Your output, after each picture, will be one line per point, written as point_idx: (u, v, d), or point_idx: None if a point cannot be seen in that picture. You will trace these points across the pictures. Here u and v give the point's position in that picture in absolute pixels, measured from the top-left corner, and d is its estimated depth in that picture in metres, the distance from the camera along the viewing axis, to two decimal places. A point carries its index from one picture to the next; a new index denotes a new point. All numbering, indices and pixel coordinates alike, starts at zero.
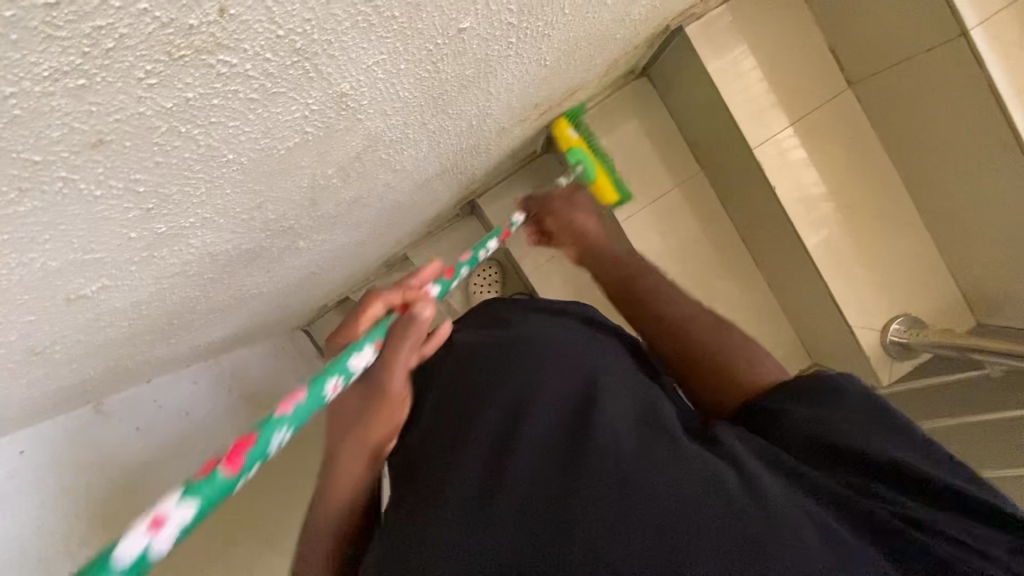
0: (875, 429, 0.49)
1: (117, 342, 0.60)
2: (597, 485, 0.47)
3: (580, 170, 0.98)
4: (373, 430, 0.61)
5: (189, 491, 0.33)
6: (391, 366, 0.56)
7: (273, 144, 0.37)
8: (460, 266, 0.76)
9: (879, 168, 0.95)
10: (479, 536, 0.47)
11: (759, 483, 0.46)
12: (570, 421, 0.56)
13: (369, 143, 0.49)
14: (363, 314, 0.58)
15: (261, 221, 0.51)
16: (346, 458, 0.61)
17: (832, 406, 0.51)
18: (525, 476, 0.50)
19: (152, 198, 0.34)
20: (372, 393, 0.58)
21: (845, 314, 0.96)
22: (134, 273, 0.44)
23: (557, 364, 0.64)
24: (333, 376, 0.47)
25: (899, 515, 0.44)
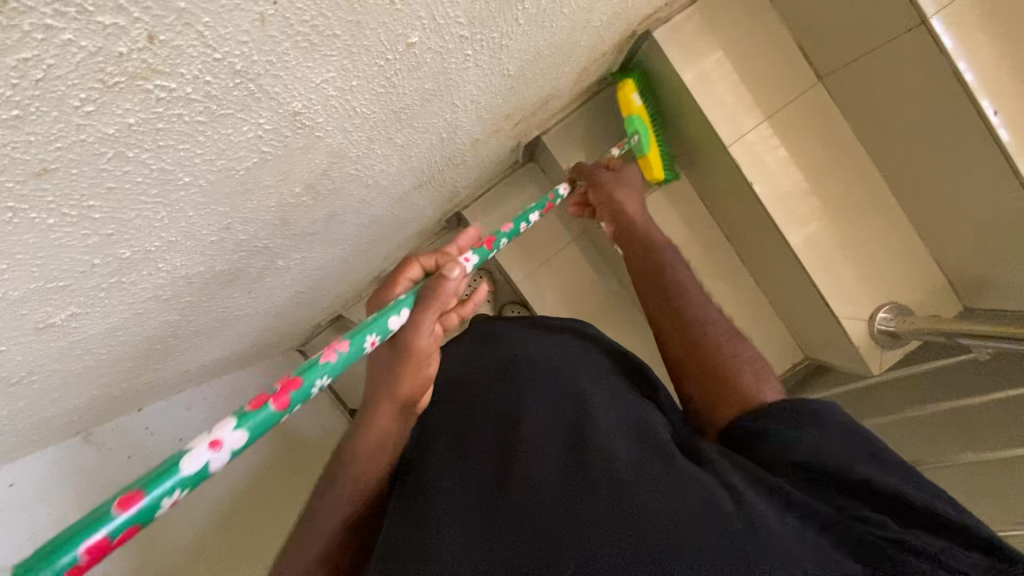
0: (874, 460, 0.47)
1: (100, 368, 0.60)
2: (592, 501, 0.47)
3: (636, 142, 1.01)
4: (410, 381, 0.60)
5: (160, 482, 0.35)
6: (422, 327, 0.55)
7: (230, 165, 0.38)
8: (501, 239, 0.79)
9: (855, 159, 0.95)
10: (474, 552, 0.48)
11: (751, 500, 0.45)
12: (564, 437, 0.56)
13: (334, 159, 0.50)
14: (401, 276, 0.64)
15: (233, 242, 0.52)
16: (381, 408, 0.61)
17: (821, 430, 0.49)
18: (522, 486, 0.51)
19: (110, 224, 0.35)
20: (400, 354, 0.57)
21: (831, 306, 0.96)
22: (104, 299, 0.45)
23: (552, 382, 0.64)
24: (370, 333, 0.52)
25: (885, 538, 0.43)
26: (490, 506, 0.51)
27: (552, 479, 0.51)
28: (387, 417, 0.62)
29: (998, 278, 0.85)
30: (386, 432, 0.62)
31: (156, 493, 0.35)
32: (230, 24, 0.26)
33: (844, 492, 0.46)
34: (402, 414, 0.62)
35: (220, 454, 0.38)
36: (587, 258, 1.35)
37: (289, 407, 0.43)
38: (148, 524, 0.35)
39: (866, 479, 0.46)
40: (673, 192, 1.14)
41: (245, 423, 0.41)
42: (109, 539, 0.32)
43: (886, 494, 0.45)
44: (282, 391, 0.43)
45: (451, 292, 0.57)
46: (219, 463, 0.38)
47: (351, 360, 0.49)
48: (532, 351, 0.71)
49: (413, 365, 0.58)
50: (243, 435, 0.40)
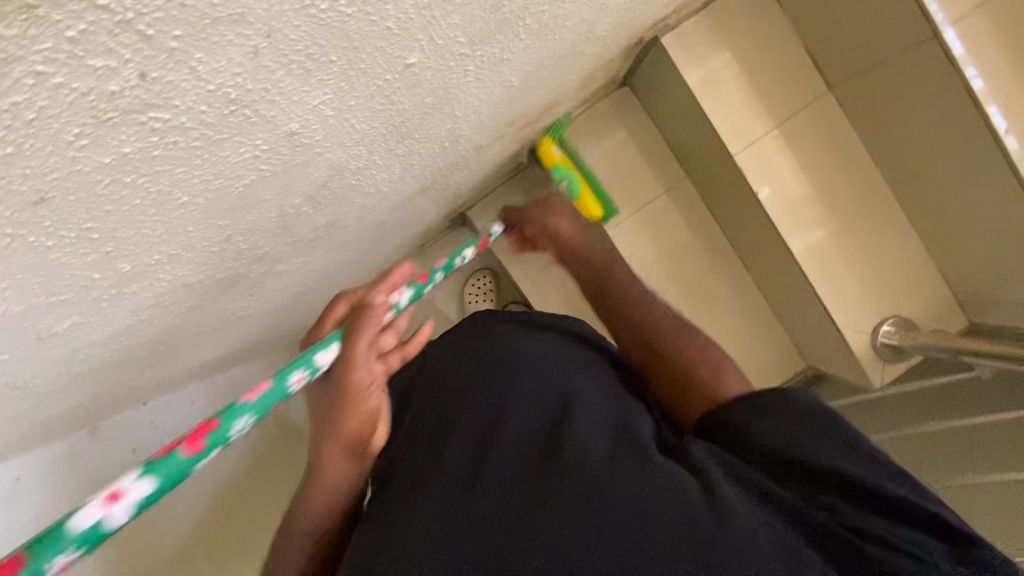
0: (855, 453, 0.46)
1: (105, 368, 0.61)
2: (564, 498, 0.46)
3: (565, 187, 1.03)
4: (353, 418, 0.58)
5: (51, 547, 0.33)
6: (357, 363, 0.55)
7: (227, 183, 0.38)
8: (435, 272, 0.80)
9: (863, 169, 0.94)
10: (450, 540, 0.48)
11: (726, 499, 0.45)
12: (543, 435, 0.55)
13: (334, 172, 0.50)
14: (327, 318, 0.61)
15: (233, 251, 0.53)
16: (327, 452, 0.59)
17: (806, 421, 0.48)
18: (496, 482, 0.51)
19: (109, 243, 0.35)
20: (336, 394, 0.56)
21: (834, 317, 0.95)
22: (106, 308, 0.45)
23: (533, 377, 0.64)
24: (296, 372, 0.52)
25: (851, 527, 0.43)
26: (462, 500, 0.50)
27: (522, 474, 0.50)
28: (339, 465, 0.61)
29: (1004, 296, 0.83)
30: (342, 472, 0.61)
31: (45, 558, 0.33)
32: (223, 58, 0.26)
33: (819, 483, 0.45)
34: (351, 455, 0.61)
35: (117, 510, 0.36)
36: None
37: (204, 450, 0.42)
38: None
39: (849, 472, 0.45)
40: (679, 197, 1.14)
41: (153, 471, 0.39)
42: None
43: (867, 488, 0.44)
44: (198, 433, 0.42)
45: (376, 319, 0.58)
46: (123, 516, 0.37)
47: (274, 400, 0.49)
48: (517, 345, 0.71)
49: (348, 401, 0.56)
50: (148, 485, 0.38)
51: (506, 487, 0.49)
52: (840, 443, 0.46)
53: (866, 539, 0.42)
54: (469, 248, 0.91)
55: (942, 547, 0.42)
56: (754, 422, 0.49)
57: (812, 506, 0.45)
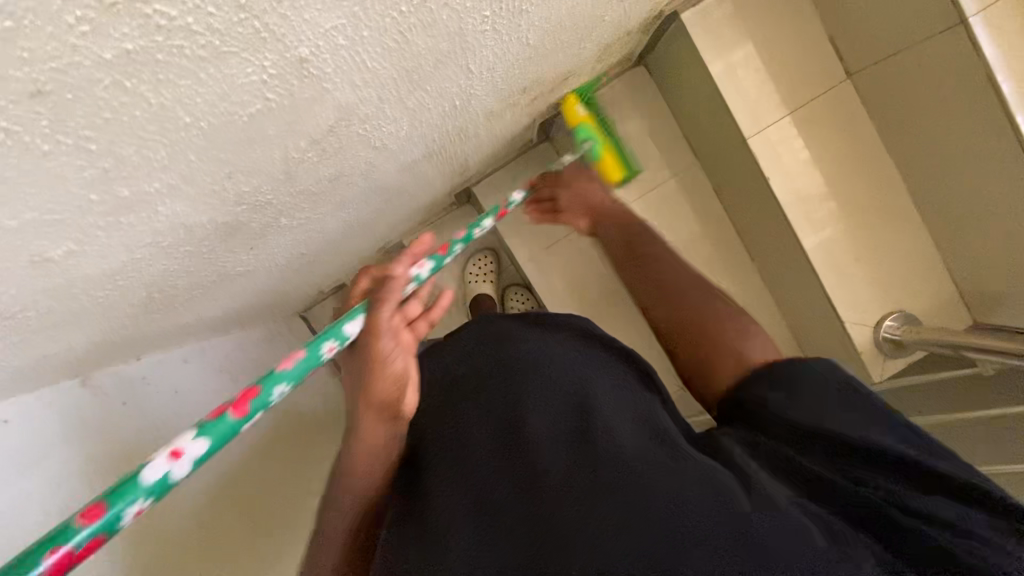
0: (883, 426, 0.46)
1: (99, 311, 0.60)
2: (604, 498, 0.46)
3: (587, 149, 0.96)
4: (387, 381, 0.54)
5: (122, 495, 0.35)
6: (380, 331, 0.52)
7: (233, 108, 0.37)
8: (455, 244, 0.74)
9: (877, 161, 0.93)
10: (493, 539, 0.48)
11: (763, 487, 0.45)
12: (569, 431, 0.54)
13: (342, 116, 0.49)
14: (354, 289, 0.59)
15: (235, 193, 0.51)
16: (368, 417, 0.55)
17: (833, 402, 0.48)
18: (534, 490, 0.49)
19: (107, 158, 0.34)
20: (364, 365, 0.53)
21: (838, 309, 0.94)
22: (102, 239, 0.44)
23: (553, 372, 0.62)
24: (328, 341, 0.52)
25: (892, 504, 0.43)
26: (497, 505, 0.50)
27: (560, 477, 0.49)
28: (375, 427, 0.56)
29: (1011, 294, 0.83)
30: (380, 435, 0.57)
31: (119, 506, 0.35)
32: None
33: (850, 462, 0.46)
34: (390, 419, 0.57)
35: (180, 463, 0.38)
36: (594, 244, 1.33)
37: (249, 414, 0.44)
38: (113, 534, 0.35)
39: (883, 447, 0.45)
40: (688, 182, 1.13)
41: (206, 433, 0.41)
42: (71, 550, 0.33)
43: (901, 463, 0.44)
44: (242, 398, 0.43)
45: (393, 291, 0.54)
46: (181, 472, 0.38)
47: (309, 368, 0.50)
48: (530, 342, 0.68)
49: (378, 366, 0.53)
50: (201, 446, 0.40)
51: (541, 497, 0.48)
52: (867, 416, 0.46)
53: (922, 522, 0.42)
54: (489, 217, 0.84)
55: (983, 516, 0.42)
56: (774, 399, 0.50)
57: (848, 486, 0.45)
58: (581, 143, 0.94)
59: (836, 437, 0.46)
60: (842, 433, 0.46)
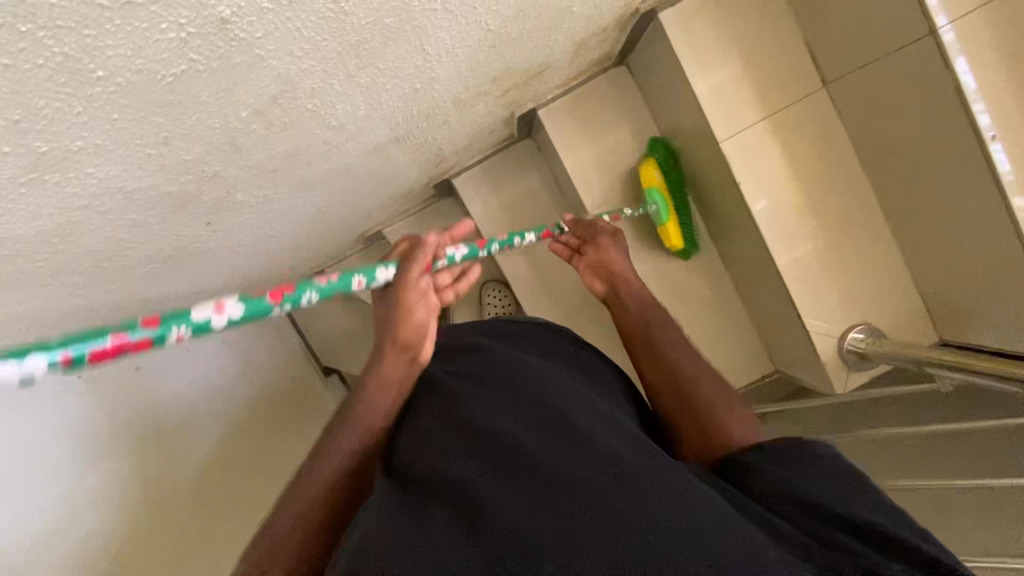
0: (870, 496, 0.40)
1: (39, 276, 0.60)
2: (574, 511, 0.41)
3: (653, 212, 1.04)
4: (411, 324, 0.64)
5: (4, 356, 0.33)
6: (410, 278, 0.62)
7: (152, 66, 0.36)
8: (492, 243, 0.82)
9: (849, 172, 0.93)
10: (445, 541, 0.42)
11: (736, 517, 0.40)
12: (544, 438, 0.49)
13: (284, 87, 0.48)
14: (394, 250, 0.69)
15: (175, 160, 0.51)
16: (390, 354, 0.64)
17: (822, 464, 0.42)
18: (485, 514, 0.43)
19: (15, 108, 0.34)
20: (394, 302, 0.63)
21: (805, 319, 0.93)
22: (27, 197, 0.44)
23: (529, 381, 0.57)
24: (358, 275, 0.59)
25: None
26: (456, 505, 0.45)
27: (529, 488, 0.44)
28: (395, 364, 0.64)
29: (973, 311, 0.83)
30: (399, 374, 0.64)
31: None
32: None
33: (838, 523, 0.38)
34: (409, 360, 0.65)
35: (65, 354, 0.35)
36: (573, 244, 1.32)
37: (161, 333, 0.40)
38: (159, 347, 0.41)
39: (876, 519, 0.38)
40: None
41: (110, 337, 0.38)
42: (129, 342, 0.39)
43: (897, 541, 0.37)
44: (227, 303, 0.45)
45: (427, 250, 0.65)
46: (219, 324, 0.45)
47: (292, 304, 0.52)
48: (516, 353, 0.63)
49: (401, 308, 0.63)
50: (233, 314, 0.46)
51: (467, 493, 0.46)
52: (855, 483, 0.41)
53: None
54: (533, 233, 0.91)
55: None
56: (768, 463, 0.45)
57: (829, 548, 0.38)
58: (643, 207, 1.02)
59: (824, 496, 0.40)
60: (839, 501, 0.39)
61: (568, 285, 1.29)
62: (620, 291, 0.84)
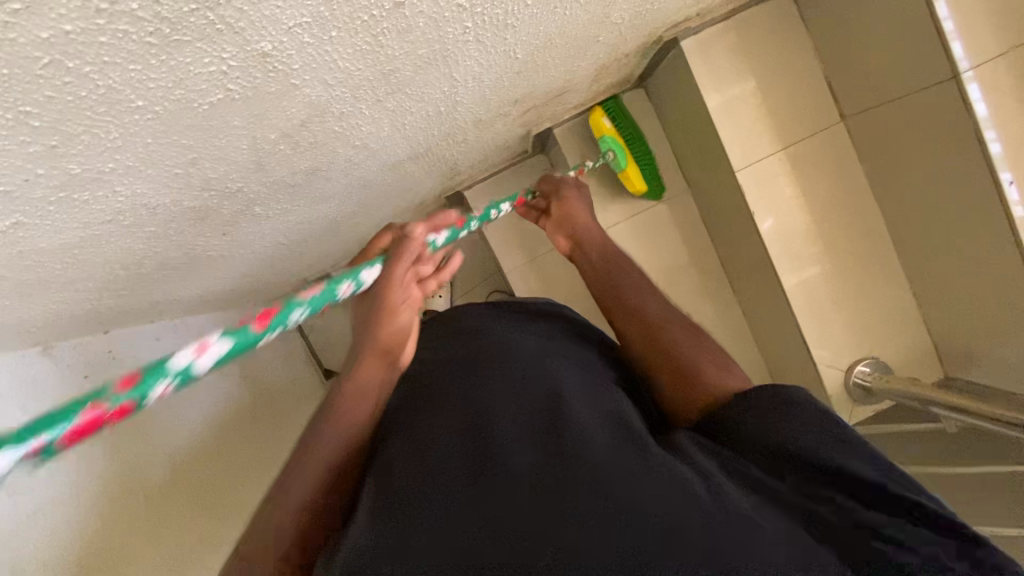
0: (830, 439, 0.42)
1: (55, 283, 0.59)
2: (567, 500, 0.43)
3: (610, 159, 1.04)
4: (391, 331, 0.61)
5: (152, 379, 0.34)
6: (394, 279, 0.58)
7: (190, 96, 0.36)
8: (471, 221, 0.78)
9: (862, 206, 0.93)
10: (448, 541, 0.44)
11: (724, 489, 0.42)
12: (535, 427, 0.50)
13: (314, 112, 0.48)
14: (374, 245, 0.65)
15: (201, 178, 0.51)
16: (366, 360, 0.60)
17: (790, 416, 0.44)
18: (484, 512, 0.45)
19: (53, 135, 0.33)
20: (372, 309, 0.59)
21: (812, 350, 0.94)
22: (54, 213, 0.44)
23: (516, 369, 0.58)
24: (346, 282, 0.54)
25: (848, 519, 0.39)
26: (455, 503, 0.46)
27: (523, 482, 0.45)
28: (371, 370, 0.61)
29: (979, 351, 0.83)
30: (373, 381, 0.61)
31: (151, 384, 0.34)
32: None
33: (812, 474, 0.41)
34: (385, 364, 0.62)
35: (203, 358, 0.37)
36: None
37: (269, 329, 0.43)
38: (141, 406, 0.34)
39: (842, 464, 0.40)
40: (677, 209, 1.13)
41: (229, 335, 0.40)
42: (104, 411, 0.32)
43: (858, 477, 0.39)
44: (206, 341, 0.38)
45: (411, 251, 0.60)
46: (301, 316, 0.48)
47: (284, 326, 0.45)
48: (504, 338, 0.65)
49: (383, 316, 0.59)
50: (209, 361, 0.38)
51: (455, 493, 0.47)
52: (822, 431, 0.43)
53: (878, 539, 0.38)
54: (507, 203, 0.88)
55: (930, 535, 0.37)
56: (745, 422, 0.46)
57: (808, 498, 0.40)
58: (602, 155, 1.02)
59: (795, 448, 0.42)
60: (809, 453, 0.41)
61: (573, 300, 1.30)
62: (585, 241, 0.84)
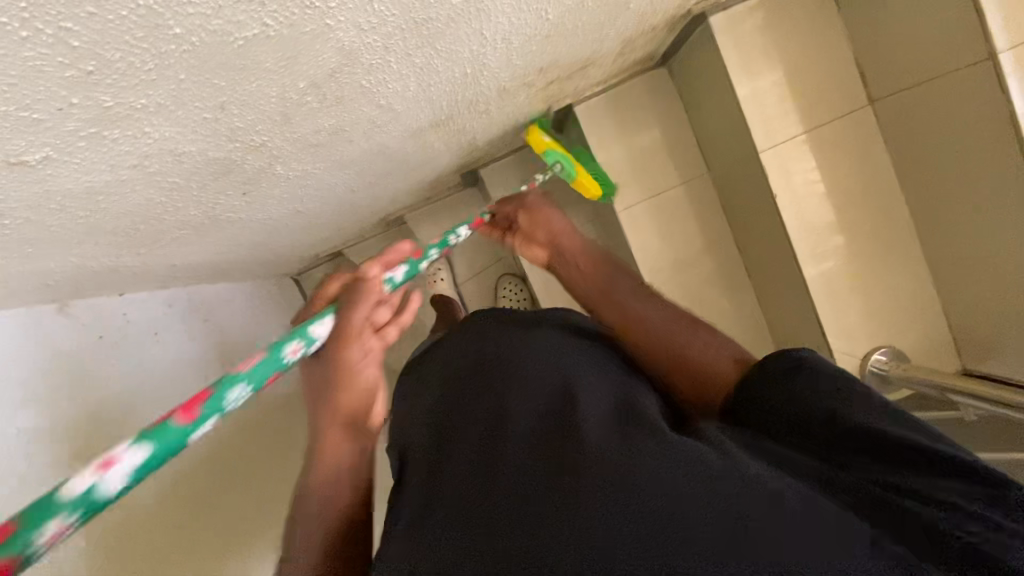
0: (843, 399, 0.41)
1: (75, 233, 0.59)
2: (582, 484, 0.40)
3: (558, 170, 1.01)
4: (354, 389, 0.52)
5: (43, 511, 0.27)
6: (353, 330, 0.50)
7: (227, 28, 0.36)
8: (429, 248, 0.72)
9: (885, 192, 0.92)
10: (462, 542, 0.42)
11: (746, 468, 0.39)
12: (550, 422, 0.48)
13: (344, 61, 0.48)
14: (318, 296, 0.56)
15: (228, 127, 0.50)
16: (331, 425, 0.52)
17: (800, 385, 0.43)
18: (499, 508, 0.43)
19: (91, 59, 0.33)
20: (329, 371, 0.50)
21: (829, 338, 0.93)
22: (83, 151, 0.43)
23: (528, 360, 0.56)
24: (292, 341, 0.46)
25: (884, 484, 0.37)
26: (469, 501, 0.45)
27: (536, 474, 0.43)
28: (339, 440, 0.52)
29: (999, 341, 0.82)
30: (342, 450, 0.52)
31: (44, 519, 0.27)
32: None
33: (845, 445, 0.39)
34: (352, 431, 0.53)
35: (115, 473, 0.30)
36: None
37: (198, 421, 0.35)
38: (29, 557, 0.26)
39: (862, 424, 0.38)
40: (696, 193, 1.12)
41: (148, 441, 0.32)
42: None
43: (881, 437, 0.38)
44: (193, 401, 0.36)
45: (375, 289, 0.53)
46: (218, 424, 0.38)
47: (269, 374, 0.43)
48: (511, 329, 0.63)
49: (346, 374, 0.51)
50: (144, 452, 0.32)
51: (469, 493, 0.45)
52: (841, 391, 0.41)
53: (923, 504, 0.35)
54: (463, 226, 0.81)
55: (982, 496, 0.34)
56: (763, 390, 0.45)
57: (833, 468, 0.39)
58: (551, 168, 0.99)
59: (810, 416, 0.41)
60: (832, 419, 0.40)
61: None
62: (567, 245, 0.76)
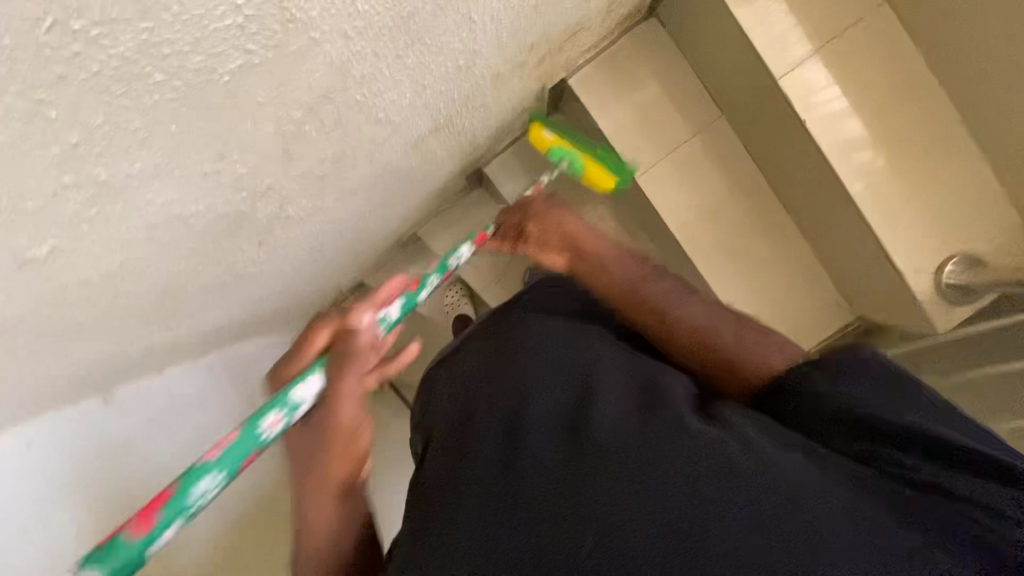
0: (897, 398, 0.41)
1: (101, 321, 0.57)
2: (604, 478, 0.41)
3: (565, 166, 0.99)
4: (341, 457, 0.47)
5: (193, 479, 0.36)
6: (341, 398, 0.46)
7: (210, 64, 0.33)
8: (428, 277, 0.67)
9: (921, 92, 0.85)
10: (475, 534, 0.42)
11: (768, 451, 0.41)
12: (565, 418, 0.49)
13: (336, 76, 0.44)
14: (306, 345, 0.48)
15: (230, 176, 0.47)
16: (316, 495, 0.48)
17: (857, 376, 0.43)
18: (514, 495, 0.43)
19: (75, 129, 0.30)
20: (313, 435, 0.47)
21: (894, 259, 0.86)
22: (90, 234, 0.40)
23: (544, 357, 0.57)
24: (272, 413, 0.42)
25: (929, 485, 0.38)
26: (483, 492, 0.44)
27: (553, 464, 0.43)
28: (326, 506, 0.48)
29: None
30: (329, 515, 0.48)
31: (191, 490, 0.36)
32: None
33: (886, 442, 0.40)
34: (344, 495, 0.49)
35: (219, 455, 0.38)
36: None
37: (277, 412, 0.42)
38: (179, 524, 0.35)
39: (910, 425, 0.39)
40: (713, 140, 1.06)
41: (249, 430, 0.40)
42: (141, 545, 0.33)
43: (928, 439, 0.39)
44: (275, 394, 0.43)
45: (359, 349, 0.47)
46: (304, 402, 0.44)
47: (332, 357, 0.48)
48: (527, 326, 0.63)
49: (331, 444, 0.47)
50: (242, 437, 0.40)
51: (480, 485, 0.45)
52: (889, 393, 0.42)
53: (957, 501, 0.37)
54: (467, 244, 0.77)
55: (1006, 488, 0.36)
56: (829, 383, 0.43)
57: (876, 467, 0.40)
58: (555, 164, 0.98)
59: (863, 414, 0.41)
60: (883, 415, 0.41)
61: None
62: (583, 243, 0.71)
